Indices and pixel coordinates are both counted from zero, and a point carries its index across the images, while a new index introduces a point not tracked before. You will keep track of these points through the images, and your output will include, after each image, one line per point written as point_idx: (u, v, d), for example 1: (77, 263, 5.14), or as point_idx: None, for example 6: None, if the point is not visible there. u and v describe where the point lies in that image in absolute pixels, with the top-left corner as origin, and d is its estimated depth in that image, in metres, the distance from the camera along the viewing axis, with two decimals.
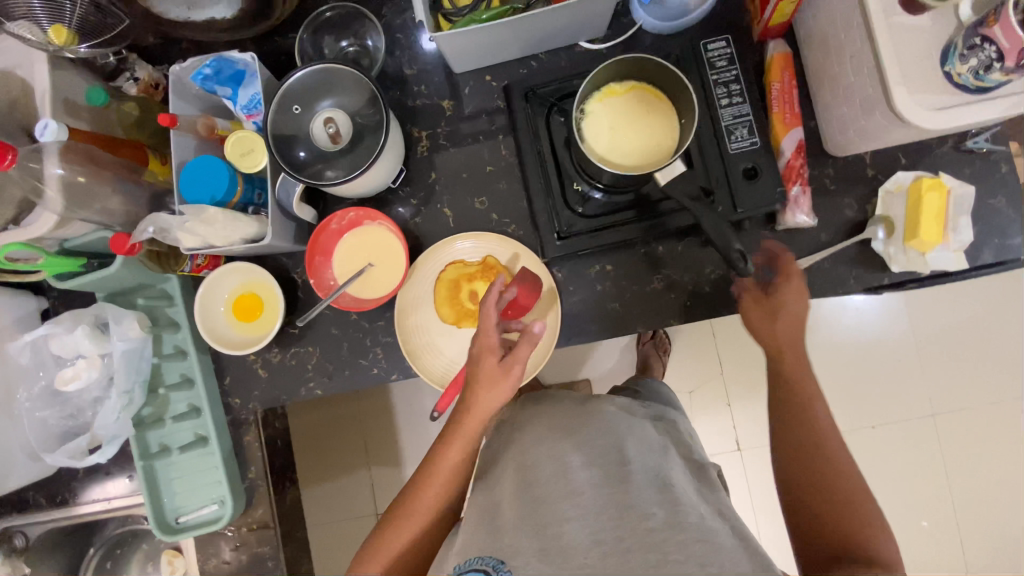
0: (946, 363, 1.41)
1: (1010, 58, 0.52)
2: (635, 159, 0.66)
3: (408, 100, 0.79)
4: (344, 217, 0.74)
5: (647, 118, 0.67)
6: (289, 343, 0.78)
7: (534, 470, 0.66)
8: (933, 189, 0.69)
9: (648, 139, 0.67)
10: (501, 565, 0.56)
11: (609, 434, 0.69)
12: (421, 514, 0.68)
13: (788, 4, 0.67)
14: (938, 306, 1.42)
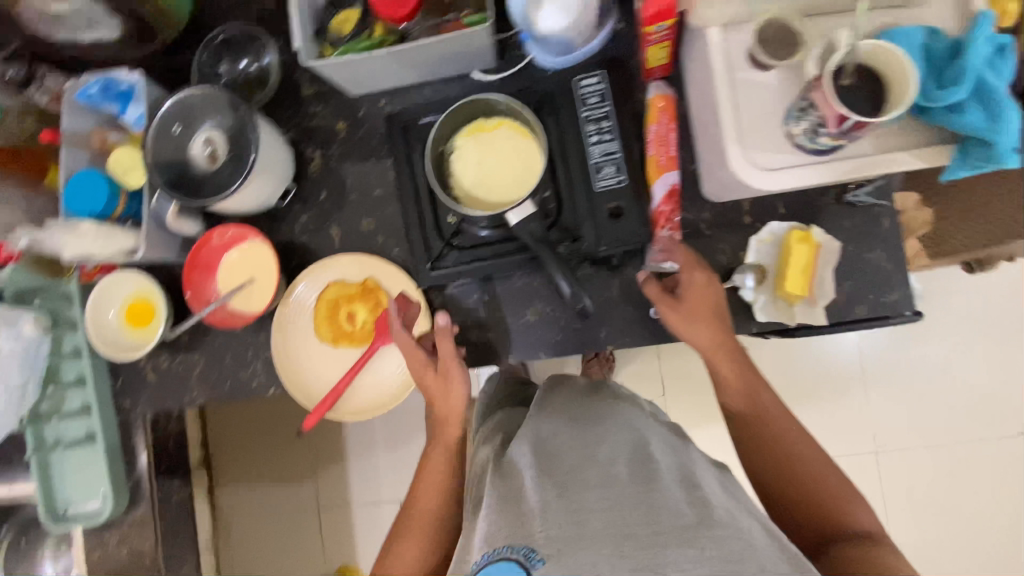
0: (924, 398, 1.38)
1: (831, 125, 0.50)
2: (497, 195, 0.67)
3: (304, 121, 0.81)
4: (225, 233, 0.77)
5: (509, 154, 0.67)
6: (177, 350, 0.82)
7: (551, 458, 0.65)
8: (803, 243, 0.69)
9: (511, 176, 0.67)
10: (533, 554, 0.52)
11: (627, 429, 0.71)
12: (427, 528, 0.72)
13: (660, 49, 0.66)
14: (920, 341, 1.38)
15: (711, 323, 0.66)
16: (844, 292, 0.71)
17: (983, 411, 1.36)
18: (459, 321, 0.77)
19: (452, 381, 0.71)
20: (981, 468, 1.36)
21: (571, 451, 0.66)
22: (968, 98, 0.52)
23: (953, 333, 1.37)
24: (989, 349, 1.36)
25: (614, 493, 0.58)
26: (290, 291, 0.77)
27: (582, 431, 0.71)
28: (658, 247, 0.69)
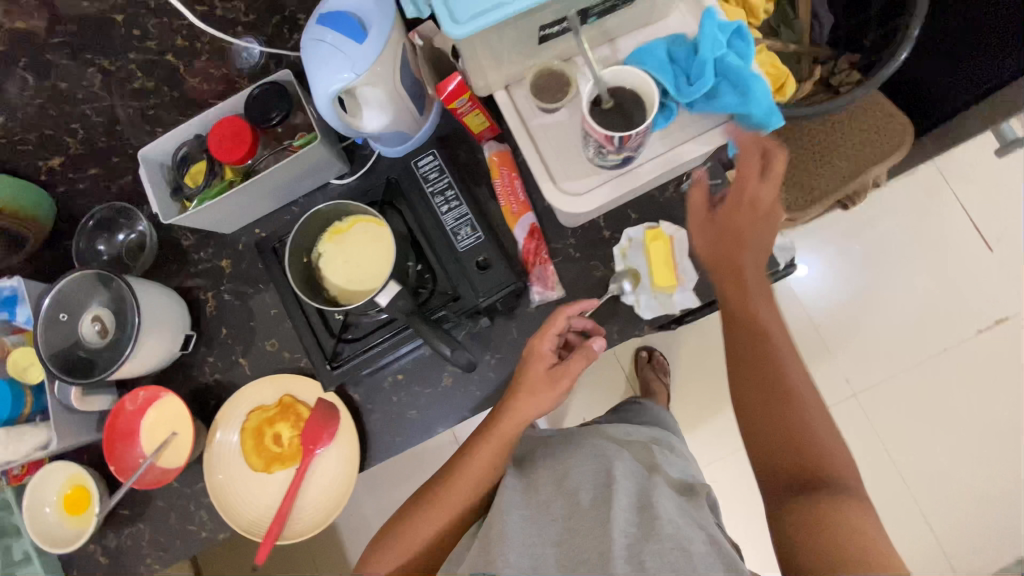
0: (899, 320, 1.41)
1: (607, 145, 0.55)
2: (366, 284, 0.69)
3: (190, 269, 0.85)
4: (136, 397, 0.78)
5: (367, 248, 0.70)
6: (123, 524, 0.82)
7: (534, 493, 0.70)
8: (656, 239, 0.76)
9: (375, 263, 0.70)
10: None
11: (598, 457, 0.69)
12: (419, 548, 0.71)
13: (477, 114, 0.72)
14: (878, 265, 1.43)
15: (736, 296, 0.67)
16: None
17: (928, 324, 1.40)
18: (381, 409, 0.79)
19: (555, 389, 0.70)
20: (949, 379, 1.39)
21: (547, 487, 0.69)
22: (717, 84, 0.60)
23: (873, 261, 1.43)
24: (927, 263, 1.42)
25: (574, 523, 0.63)
26: (211, 435, 0.78)
27: (558, 460, 0.72)
28: (536, 283, 0.77)
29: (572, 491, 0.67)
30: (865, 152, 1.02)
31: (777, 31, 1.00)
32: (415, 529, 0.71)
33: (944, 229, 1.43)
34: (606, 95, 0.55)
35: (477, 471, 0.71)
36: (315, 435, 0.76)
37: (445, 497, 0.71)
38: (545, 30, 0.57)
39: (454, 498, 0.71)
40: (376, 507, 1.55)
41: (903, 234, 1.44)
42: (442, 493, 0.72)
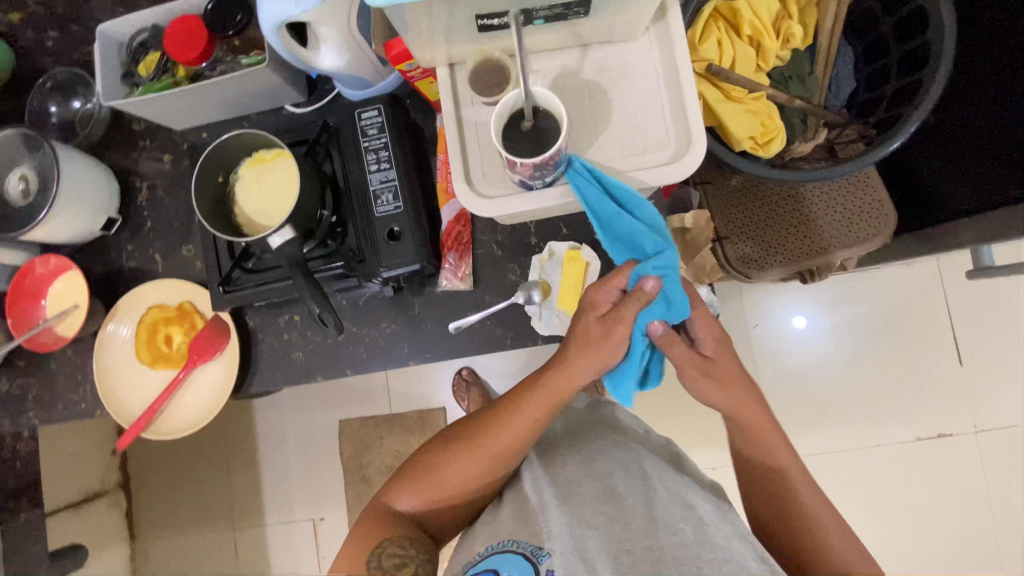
0: (878, 403, 1.38)
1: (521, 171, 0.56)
2: (272, 221, 0.70)
3: (133, 155, 0.86)
4: (48, 262, 0.81)
5: (272, 185, 0.70)
6: (15, 374, 0.86)
7: (555, 475, 0.70)
8: (573, 262, 0.75)
9: (285, 200, 0.70)
10: (540, 549, 0.60)
11: (629, 450, 0.71)
12: (446, 484, 0.67)
13: (428, 82, 0.70)
14: (871, 342, 1.39)
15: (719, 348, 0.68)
16: None
17: (870, 416, 1.38)
18: (270, 341, 0.81)
19: (609, 342, 0.62)
20: (871, 473, 1.37)
21: (574, 468, 0.70)
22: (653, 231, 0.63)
23: (837, 339, 1.40)
24: (899, 355, 1.38)
25: (613, 509, 0.65)
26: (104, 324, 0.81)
27: (581, 445, 0.73)
28: (447, 269, 0.77)
29: (597, 481, 0.68)
30: (839, 229, 0.99)
31: (787, 82, 0.92)
32: (451, 465, 0.67)
33: (920, 328, 1.38)
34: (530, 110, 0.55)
35: (522, 426, 0.65)
36: (202, 346, 0.79)
37: (474, 441, 0.66)
38: (483, 20, 0.54)
39: (486, 446, 0.66)
40: (297, 426, 1.65)
41: (895, 318, 1.39)
42: (484, 433, 0.66)
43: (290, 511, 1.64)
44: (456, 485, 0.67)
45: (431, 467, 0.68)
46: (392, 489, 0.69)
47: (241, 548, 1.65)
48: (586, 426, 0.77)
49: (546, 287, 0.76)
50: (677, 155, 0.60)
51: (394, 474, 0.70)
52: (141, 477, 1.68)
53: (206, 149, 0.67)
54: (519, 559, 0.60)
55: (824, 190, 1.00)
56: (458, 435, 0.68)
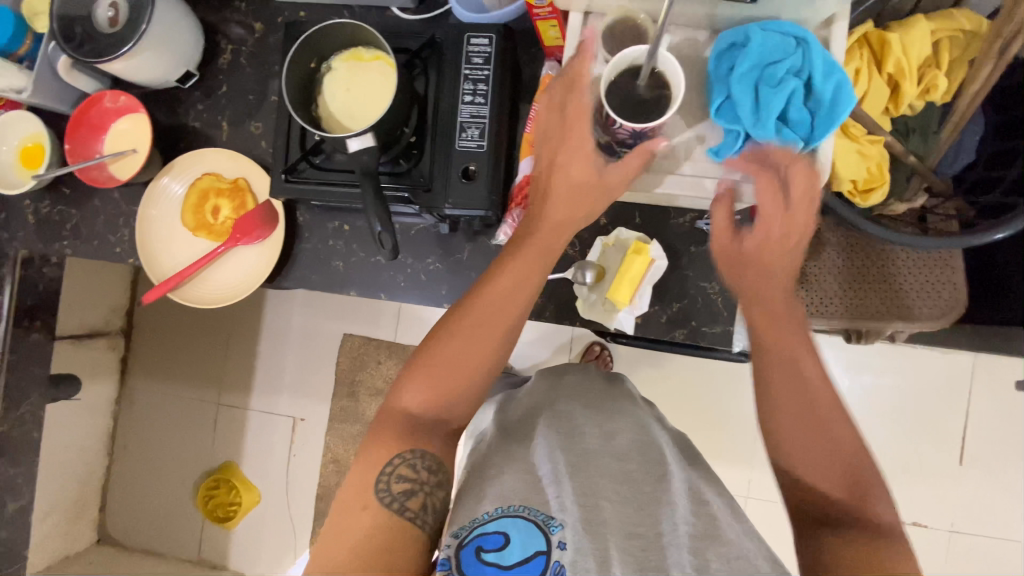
0: None
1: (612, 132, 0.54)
2: (356, 122, 0.67)
3: (224, 13, 0.82)
4: (117, 99, 0.79)
5: (364, 89, 0.67)
6: (59, 201, 0.85)
7: (574, 438, 0.69)
8: (638, 254, 0.71)
9: (381, 101, 0.67)
10: (551, 520, 0.60)
11: (647, 436, 0.71)
12: (438, 378, 0.60)
13: (550, 26, 0.67)
14: (885, 418, 1.36)
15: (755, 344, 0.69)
16: (670, 312, 0.73)
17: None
18: (315, 243, 0.80)
19: (603, 189, 0.59)
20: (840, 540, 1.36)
21: (594, 440, 0.69)
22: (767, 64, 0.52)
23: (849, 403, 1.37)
24: (906, 437, 1.36)
25: (631, 489, 0.65)
26: (157, 176, 0.80)
27: (604, 419, 0.73)
28: (507, 222, 0.73)
29: (617, 459, 0.68)
30: (921, 292, 0.95)
31: (909, 134, 0.88)
32: (448, 348, 0.60)
33: (935, 418, 1.35)
34: (648, 75, 0.50)
35: (507, 280, 0.61)
36: (249, 228, 0.78)
37: (465, 321, 0.61)
38: None
39: (479, 306, 0.61)
40: (302, 325, 1.67)
41: (916, 400, 1.36)
42: (467, 310, 0.61)
43: (273, 403, 1.68)
44: (456, 371, 0.60)
45: (424, 362, 0.61)
46: (397, 388, 0.62)
47: (220, 422, 1.70)
48: (604, 398, 0.78)
49: (601, 271, 0.72)
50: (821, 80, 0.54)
51: (397, 379, 0.63)
52: (143, 329, 1.72)
53: (309, 30, 0.63)
54: (529, 526, 0.59)
55: (883, 255, 0.96)
56: (440, 326, 0.62)
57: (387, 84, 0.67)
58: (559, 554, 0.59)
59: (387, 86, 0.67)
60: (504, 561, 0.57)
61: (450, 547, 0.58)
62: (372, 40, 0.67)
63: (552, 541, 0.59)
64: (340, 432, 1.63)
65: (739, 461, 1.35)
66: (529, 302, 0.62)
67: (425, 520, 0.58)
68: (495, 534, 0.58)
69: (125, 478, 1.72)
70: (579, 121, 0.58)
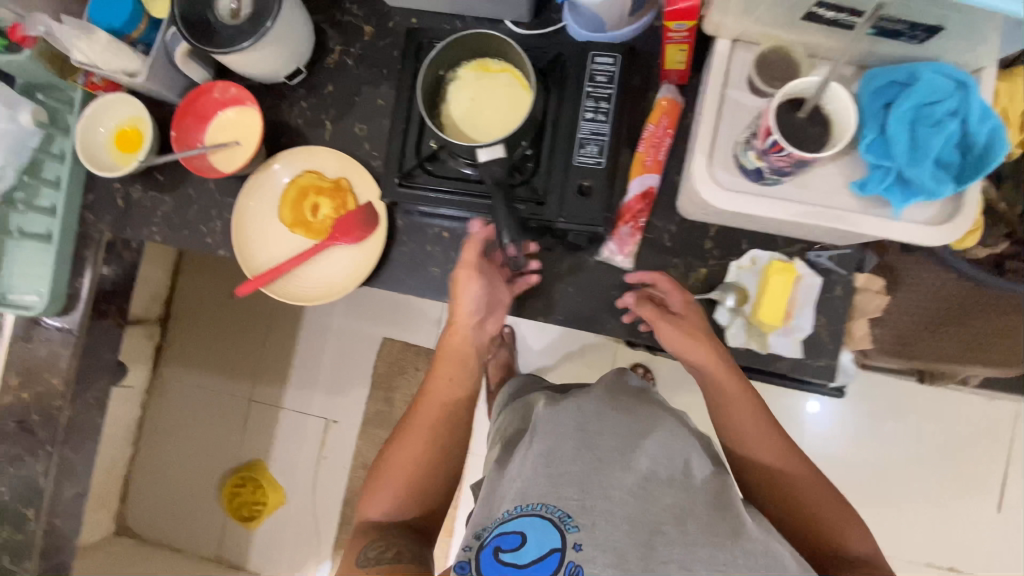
0: (915, 515, 1.34)
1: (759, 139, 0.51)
2: (483, 132, 0.67)
3: (336, 13, 0.83)
4: (227, 91, 0.78)
5: (494, 99, 0.68)
6: (151, 187, 0.85)
7: (591, 439, 0.65)
8: (782, 274, 0.70)
9: (514, 112, 0.67)
10: (569, 520, 0.59)
11: (682, 440, 0.68)
12: (388, 480, 0.73)
13: (677, 51, 0.67)
14: (929, 459, 1.35)
15: (702, 343, 0.68)
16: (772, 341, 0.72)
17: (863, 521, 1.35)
18: (412, 248, 0.80)
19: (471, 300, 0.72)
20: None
21: (611, 441, 0.65)
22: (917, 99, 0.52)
23: (861, 437, 1.37)
24: (949, 479, 1.34)
25: (650, 489, 0.61)
26: (269, 162, 0.80)
27: (629, 421, 0.69)
28: (614, 241, 0.73)
29: (645, 463, 0.63)
30: (998, 335, 0.95)
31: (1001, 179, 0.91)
32: (399, 458, 0.73)
33: (966, 460, 1.34)
34: (812, 105, 0.50)
35: (444, 383, 0.75)
36: (350, 230, 0.78)
37: (412, 430, 0.74)
38: (820, 9, 0.50)
39: (418, 429, 0.74)
40: (342, 327, 1.66)
41: (959, 442, 1.35)
42: (412, 416, 0.75)
43: (309, 397, 1.66)
44: (410, 464, 0.73)
45: (384, 465, 0.74)
46: (367, 500, 0.74)
47: (251, 419, 1.68)
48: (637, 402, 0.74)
49: (744, 293, 0.71)
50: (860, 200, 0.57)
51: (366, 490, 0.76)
52: (179, 318, 1.70)
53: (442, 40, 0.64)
54: (545, 525, 0.59)
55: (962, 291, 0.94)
56: (389, 448, 0.75)
57: (518, 98, 0.68)
58: (573, 556, 0.58)
59: (519, 100, 0.67)
60: (520, 560, 0.59)
61: (474, 547, 0.64)
62: (507, 51, 0.67)
63: (567, 540, 0.58)
64: (373, 437, 1.61)
65: None
66: (462, 402, 0.76)
67: (403, 558, 0.67)
68: (512, 534, 0.61)
69: (149, 469, 1.69)
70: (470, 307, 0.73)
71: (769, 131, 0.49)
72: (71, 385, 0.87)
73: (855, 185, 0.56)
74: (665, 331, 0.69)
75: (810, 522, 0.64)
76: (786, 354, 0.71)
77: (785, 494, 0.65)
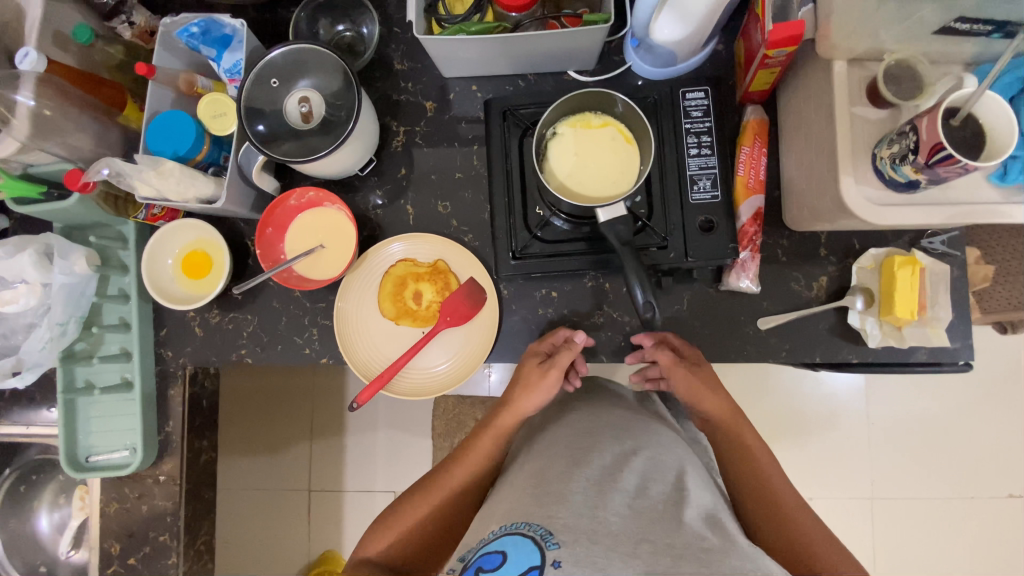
0: (1000, 452, 1.34)
1: (921, 153, 0.51)
2: (592, 189, 0.66)
3: (393, 95, 0.81)
4: (303, 195, 0.75)
5: (608, 157, 0.67)
6: (230, 308, 0.79)
7: (583, 458, 0.66)
8: (906, 267, 0.70)
9: (622, 163, 0.66)
10: (549, 536, 0.55)
11: (669, 453, 0.69)
12: (403, 527, 0.70)
13: (767, 74, 0.68)
14: (1004, 397, 1.35)
15: (716, 396, 0.73)
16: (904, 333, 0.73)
17: (914, 472, 1.35)
18: (523, 314, 0.78)
19: (546, 381, 0.71)
20: (906, 519, 1.35)
21: (605, 459, 0.66)
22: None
23: (902, 391, 1.37)
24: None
25: (640, 501, 0.60)
26: (388, 240, 0.78)
27: (620, 440, 0.70)
28: (738, 267, 0.72)
29: (634, 476, 0.64)
30: None
31: None
32: (415, 510, 0.71)
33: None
34: (966, 113, 0.51)
35: (477, 459, 0.73)
36: (459, 311, 0.75)
37: (437, 486, 0.72)
38: (956, 24, 0.53)
39: (447, 485, 0.72)
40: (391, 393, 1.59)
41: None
42: (444, 474, 0.73)
43: (372, 450, 1.50)
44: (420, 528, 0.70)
45: (400, 507, 0.72)
46: (370, 538, 0.71)
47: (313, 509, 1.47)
48: (632, 418, 0.76)
49: (869, 293, 0.72)
50: (879, 197, 0.58)
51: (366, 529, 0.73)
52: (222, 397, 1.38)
53: (551, 104, 0.63)
54: (527, 543, 0.55)
55: None
56: (407, 496, 0.73)
57: (633, 152, 0.67)
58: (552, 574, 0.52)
59: (634, 153, 0.67)
60: None
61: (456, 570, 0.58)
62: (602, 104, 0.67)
63: (545, 557, 0.53)
64: None
65: (859, 464, 1.37)
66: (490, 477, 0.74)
67: None
68: (493, 553, 0.56)
69: None
70: (529, 391, 0.73)
71: (937, 147, 0.50)
72: (181, 538, 0.79)
73: (995, 177, 0.57)
74: (682, 377, 0.71)
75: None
76: (926, 343, 0.71)
77: (788, 537, 0.63)
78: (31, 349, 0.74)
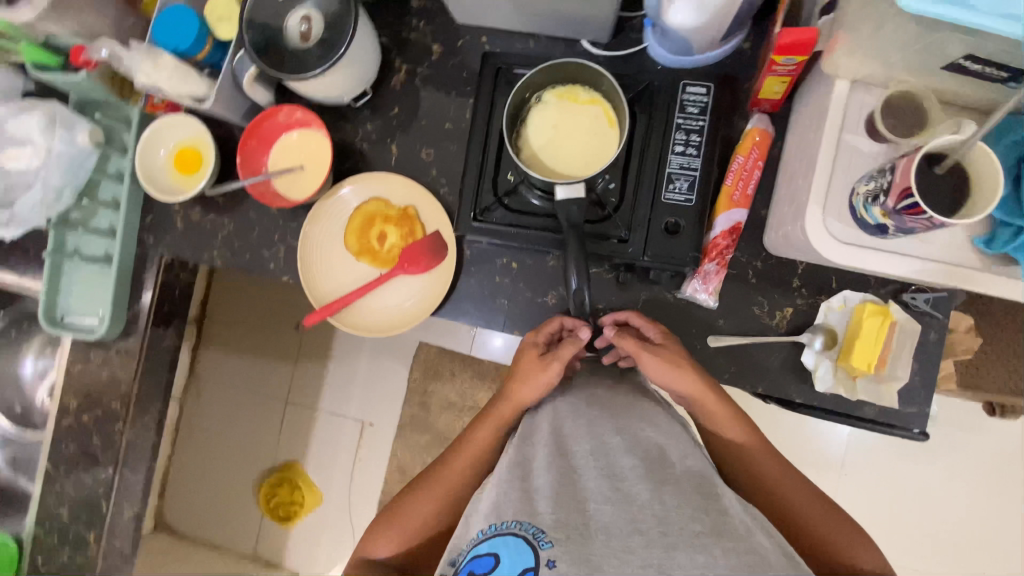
0: (968, 534, 1.28)
1: (892, 195, 0.48)
2: (562, 164, 0.64)
3: (402, 32, 0.80)
4: (292, 114, 0.76)
5: (585, 136, 0.64)
6: (209, 210, 0.83)
7: (564, 445, 0.60)
8: (876, 317, 0.67)
9: (598, 145, 0.64)
10: (541, 533, 0.49)
11: (659, 432, 0.62)
12: (405, 525, 0.66)
13: (775, 82, 0.63)
14: (987, 481, 1.27)
15: (683, 369, 0.65)
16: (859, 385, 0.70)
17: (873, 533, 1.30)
18: (479, 277, 0.78)
19: (546, 373, 0.68)
20: None
21: (584, 442, 0.59)
22: None
23: (881, 449, 1.31)
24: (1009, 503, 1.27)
25: (625, 483, 0.54)
26: (364, 176, 0.78)
27: (609, 420, 0.63)
28: (699, 278, 0.69)
29: (616, 457, 0.57)
30: None
31: None
32: (416, 504, 0.67)
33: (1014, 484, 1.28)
34: (952, 162, 0.47)
35: (479, 447, 0.69)
36: (418, 259, 0.75)
37: (438, 479, 0.68)
38: (966, 61, 0.48)
39: (449, 478, 0.68)
40: None
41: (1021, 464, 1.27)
42: (446, 466, 0.69)
43: None
44: (425, 531, 0.66)
45: (402, 502, 0.68)
46: (373, 538, 0.67)
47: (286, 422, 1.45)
48: (619, 396, 0.70)
49: (832, 335, 0.69)
50: (845, 235, 0.54)
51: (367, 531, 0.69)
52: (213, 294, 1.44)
53: (536, 66, 0.62)
54: (517, 543, 0.49)
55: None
56: (411, 491, 0.68)
57: (613, 136, 0.64)
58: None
59: (613, 137, 0.64)
60: None
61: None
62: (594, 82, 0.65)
63: (539, 557, 0.48)
64: None
65: None
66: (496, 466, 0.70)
67: None
68: (484, 555, 0.50)
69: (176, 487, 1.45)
70: (527, 382, 0.69)
71: (907, 192, 0.46)
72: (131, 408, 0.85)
73: (980, 241, 0.52)
74: (645, 362, 0.66)
75: (823, 543, 0.57)
76: (876, 402, 0.68)
77: (778, 508, 0.60)
78: (25, 206, 0.80)
